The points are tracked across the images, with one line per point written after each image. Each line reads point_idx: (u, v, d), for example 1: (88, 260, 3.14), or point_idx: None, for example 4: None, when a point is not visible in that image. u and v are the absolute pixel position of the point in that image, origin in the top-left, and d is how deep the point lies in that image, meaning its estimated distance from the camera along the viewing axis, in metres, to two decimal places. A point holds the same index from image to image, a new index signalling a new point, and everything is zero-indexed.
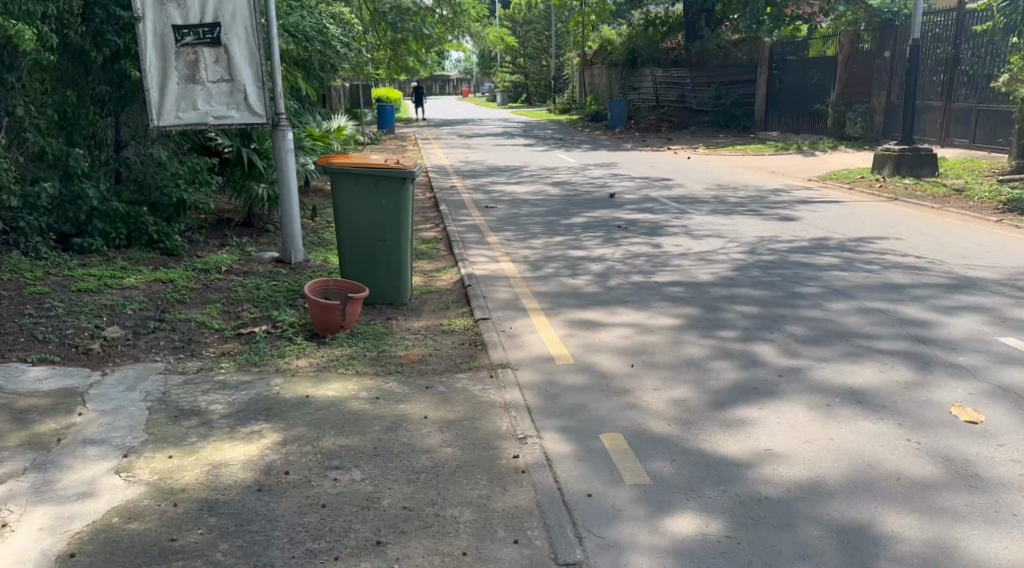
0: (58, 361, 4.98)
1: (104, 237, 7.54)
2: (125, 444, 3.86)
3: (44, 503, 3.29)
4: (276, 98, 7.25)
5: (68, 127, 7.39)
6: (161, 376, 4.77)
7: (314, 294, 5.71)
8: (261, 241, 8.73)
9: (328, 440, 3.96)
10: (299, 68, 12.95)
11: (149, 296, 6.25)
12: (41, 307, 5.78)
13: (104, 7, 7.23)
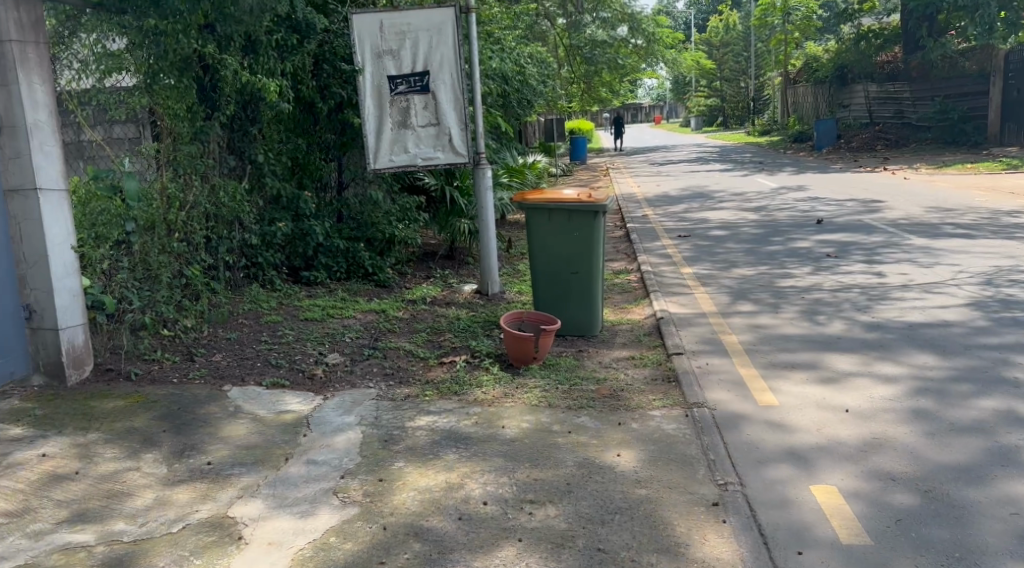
0: (288, 385, 5.49)
1: (328, 270, 8.26)
2: (341, 465, 4.19)
3: (272, 519, 3.63)
4: (478, 139, 7.63)
5: (299, 171, 8.22)
6: (373, 401, 5.12)
7: (509, 325, 5.89)
8: (462, 273, 9.15)
9: (524, 473, 4.05)
10: (499, 105, 13.51)
11: (365, 325, 6.75)
12: (275, 335, 6.44)
13: (331, 62, 8.01)
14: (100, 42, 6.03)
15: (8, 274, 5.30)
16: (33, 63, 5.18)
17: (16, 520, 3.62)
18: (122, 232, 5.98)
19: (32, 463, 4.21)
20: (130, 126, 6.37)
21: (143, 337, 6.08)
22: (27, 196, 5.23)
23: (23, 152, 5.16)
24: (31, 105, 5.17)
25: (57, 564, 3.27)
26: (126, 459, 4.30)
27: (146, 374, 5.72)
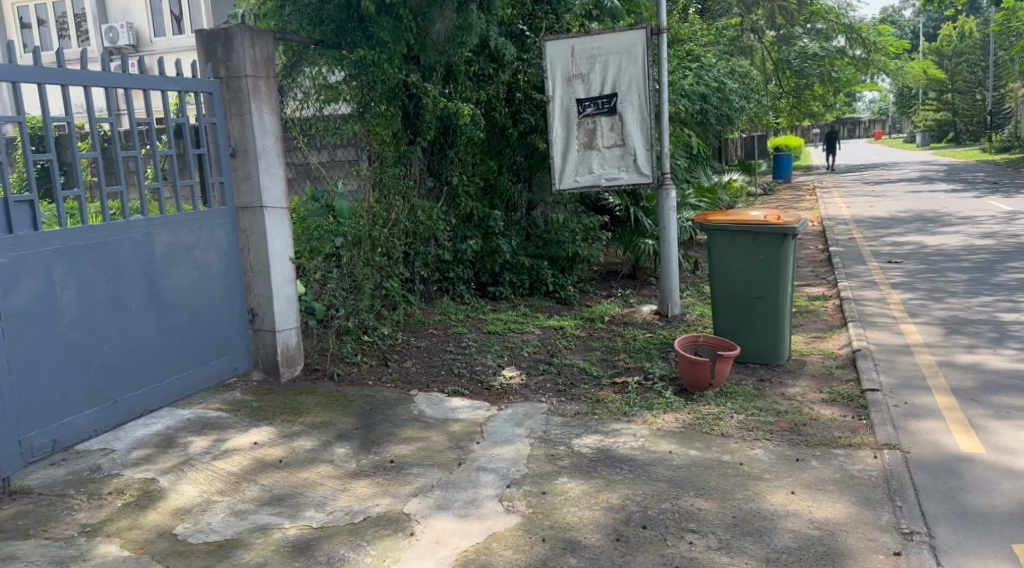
0: (466, 394, 5.78)
1: (512, 286, 8.59)
2: (509, 475, 4.36)
3: (441, 520, 3.85)
4: (663, 158, 7.58)
5: (491, 192, 8.58)
6: (544, 416, 5.27)
7: (685, 349, 5.82)
8: (643, 292, 9.14)
9: (688, 500, 4.01)
10: (696, 124, 13.34)
11: (543, 341, 6.94)
12: (459, 345, 6.80)
13: (525, 90, 8.33)
14: (321, 74, 6.79)
15: (237, 281, 6.02)
16: (264, 95, 5.88)
17: (226, 498, 4.12)
18: (333, 246, 6.65)
19: (243, 449, 4.75)
20: (350, 150, 7.08)
21: (346, 342, 6.63)
22: (255, 213, 5.92)
23: (253, 173, 5.86)
24: (260, 132, 5.87)
25: (257, 541, 3.68)
26: (320, 452, 4.74)
27: (347, 376, 6.23)
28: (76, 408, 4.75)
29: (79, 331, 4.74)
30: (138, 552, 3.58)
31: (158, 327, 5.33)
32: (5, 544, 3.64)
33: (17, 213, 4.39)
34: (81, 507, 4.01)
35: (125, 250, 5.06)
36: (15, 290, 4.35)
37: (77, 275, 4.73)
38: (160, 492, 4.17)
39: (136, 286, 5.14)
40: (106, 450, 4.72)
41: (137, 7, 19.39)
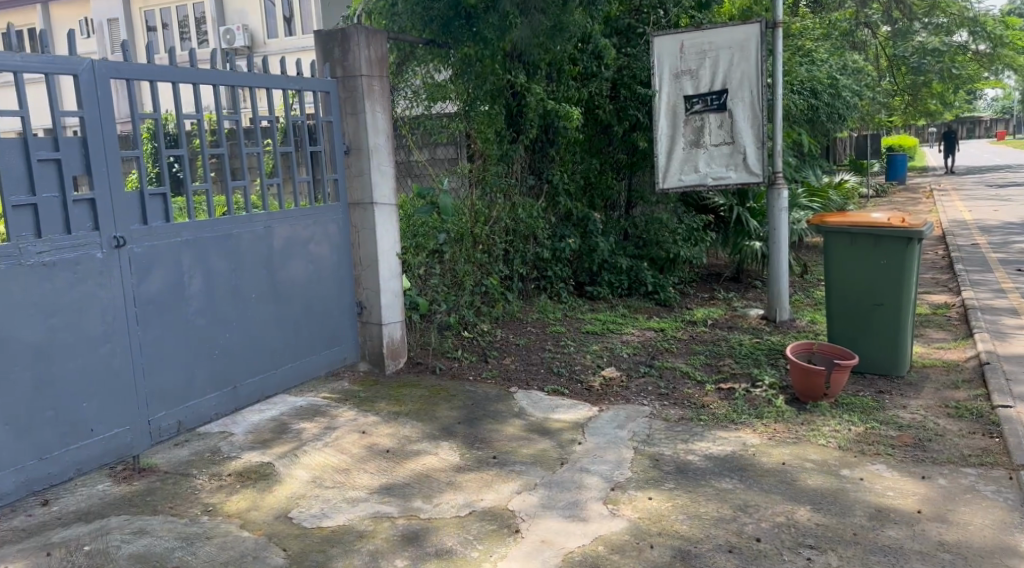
0: (566, 393, 5.76)
1: (610, 286, 8.48)
2: (614, 477, 4.31)
3: (548, 519, 3.85)
4: (775, 157, 7.34)
5: (591, 189, 8.54)
6: (647, 419, 5.19)
7: (798, 356, 5.63)
8: (748, 296, 8.87)
9: (803, 515, 3.86)
10: (806, 123, 12.87)
11: (643, 343, 6.84)
12: (558, 344, 6.77)
13: (630, 86, 8.17)
14: (429, 74, 6.87)
15: (348, 275, 6.20)
16: (378, 94, 6.01)
17: (337, 485, 4.23)
18: (437, 242, 6.73)
19: (352, 437, 4.88)
20: (451, 148, 7.12)
21: (448, 337, 6.73)
22: (365, 209, 6.07)
23: (365, 170, 6.01)
24: (373, 130, 6.00)
25: (368, 528, 3.77)
26: (425, 444, 4.81)
27: (448, 370, 6.31)
28: (200, 392, 4.99)
29: (205, 319, 4.98)
30: (256, 533, 3.72)
31: (275, 317, 5.54)
32: (137, 518, 3.85)
33: (152, 205, 4.64)
34: (203, 486, 4.20)
35: (247, 243, 5.28)
36: (149, 278, 4.61)
37: (204, 266, 4.96)
38: (275, 476, 4.32)
39: (255, 277, 5.36)
40: (225, 433, 4.94)
41: (251, 8, 20.21)
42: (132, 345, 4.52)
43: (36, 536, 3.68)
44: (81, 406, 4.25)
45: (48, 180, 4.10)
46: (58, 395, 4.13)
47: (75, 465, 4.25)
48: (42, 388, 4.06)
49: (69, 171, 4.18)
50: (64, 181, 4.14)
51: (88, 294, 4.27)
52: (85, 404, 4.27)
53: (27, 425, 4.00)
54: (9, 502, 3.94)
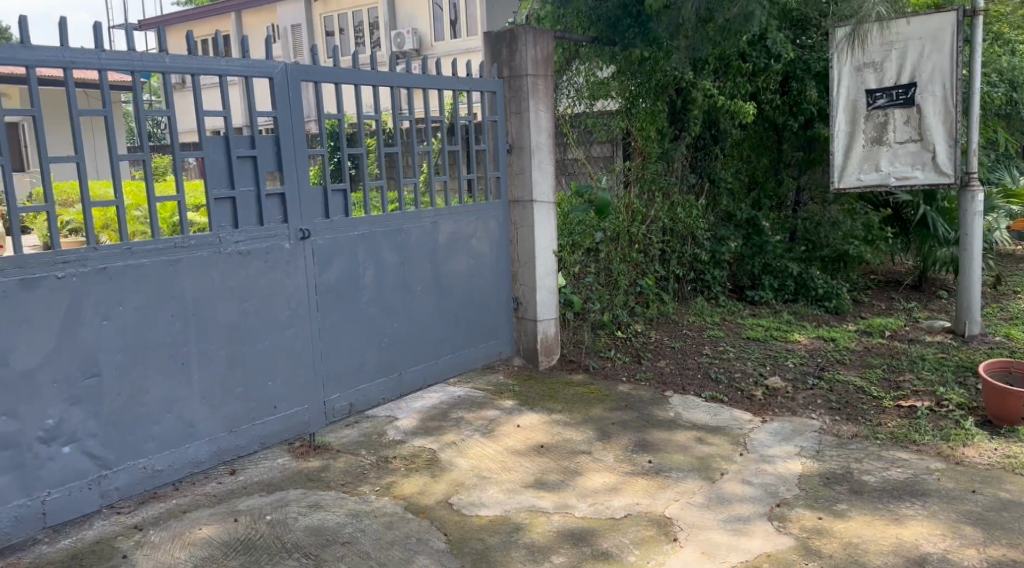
0: (726, 401, 5.57)
1: (774, 290, 8.11)
2: (779, 493, 4.12)
3: (708, 530, 3.74)
4: (970, 156, 6.73)
5: (756, 188, 8.24)
6: (816, 434, 4.93)
7: (993, 375, 5.16)
8: (931, 306, 8.19)
9: (996, 549, 3.53)
10: (1003, 118, 11.77)
11: (809, 352, 6.51)
12: (716, 349, 6.58)
13: (802, 79, 7.72)
14: (592, 71, 6.78)
15: (507, 270, 6.31)
16: (541, 94, 6.06)
17: (495, 476, 4.32)
18: (594, 241, 6.70)
19: (509, 430, 4.96)
20: (606, 146, 7.06)
21: (601, 336, 6.70)
22: (525, 206, 6.14)
23: (526, 168, 6.07)
24: (536, 129, 6.06)
25: (525, 522, 3.81)
26: (581, 442, 4.81)
27: (601, 369, 6.24)
28: (370, 376, 5.24)
29: (376, 308, 5.23)
30: (419, 516, 3.86)
31: (438, 309, 5.73)
32: (312, 492, 4.10)
33: (333, 200, 4.93)
34: (371, 467, 4.41)
35: (415, 237, 5.49)
36: (329, 267, 4.90)
37: (376, 258, 5.20)
38: (437, 463, 4.47)
39: (421, 271, 5.56)
40: (391, 418, 5.16)
41: (421, 13, 20.96)
42: (312, 330, 4.81)
43: (226, 502, 4.00)
44: (268, 384, 4.59)
45: (245, 175, 4.43)
46: (247, 373, 4.47)
47: (259, 439, 4.58)
48: (234, 366, 4.41)
49: (263, 167, 4.49)
50: (259, 176, 4.47)
51: (275, 281, 4.59)
52: (270, 383, 4.60)
53: (220, 399, 4.35)
54: (204, 469, 4.30)
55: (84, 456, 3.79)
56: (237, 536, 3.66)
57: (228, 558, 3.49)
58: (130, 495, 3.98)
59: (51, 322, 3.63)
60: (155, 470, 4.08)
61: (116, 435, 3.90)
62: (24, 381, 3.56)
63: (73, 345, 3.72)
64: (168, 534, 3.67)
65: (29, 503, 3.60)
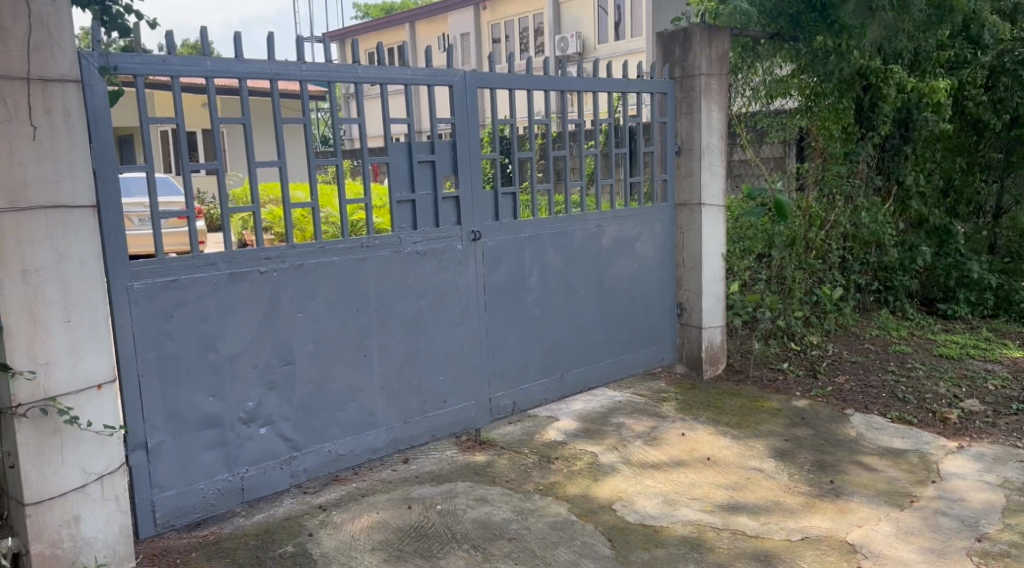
0: (915, 423, 5.16)
1: (970, 305, 7.46)
2: (977, 527, 3.77)
3: (896, 561, 3.49)
4: None
5: (952, 195, 7.58)
6: (1021, 464, 4.47)
7: None
8: None
9: None
10: None
11: (1014, 373, 5.91)
12: (903, 366, 6.13)
13: (1013, 73, 7.07)
14: (771, 69, 6.39)
15: (671, 276, 6.19)
16: (716, 93, 5.86)
17: (659, 485, 4.25)
18: (766, 245, 6.50)
19: (673, 439, 4.87)
20: (777, 146, 6.68)
21: (773, 346, 6.37)
22: (693, 210, 6.00)
23: (696, 170, 5.91)
24: (707, 130, 5.86)
25: (694, 535, 3.72)
26: (750, 456, 4.63)
27: (771, 382, 5.96)
28: (533, 376, 5.31)
29: (540, 309, 5.29)
30: (584, 519, 3.86)
31: (602, 313, 5.72)
32: (478, 486, 4.20)
33: (504, 202, 5.02)
34: (533, 466, 4.46)
35: (580, 240, 5.50)
36: (497, 269, 5.01)
37: (541, 260, 5.26)
38: (601, 466, 4.45)
39: (585, 273, 5.56)
40: (553, 418, 5.19)
41: (586, 18, 21.03)
42: (481, 328, 4.94)
43: (399, 489, 4.18)
44: (439, 379, 4.76)
45: (425, 178, 4.61)
46: (421, 367, 4.66)
47: (430, 431, 4.75)
48: (409, 360, 4.60)
49: (441, 171, 4.67)
50: (436, 180, 4.64)
51: (449, 280, 4.75)
52: (441, 378, 4.77)
53: (396, 391, 4.56)
54: (380, 456, 4.53)
55: (277, 438, 4.09)
56: (410, 523, 3.81)
57: (403, 544, 3.64)
58: (315, 476, 4.26)
59: (253, 313, 3.94)
60: (337, 455, 4.33)
61: (305, 420, 4.18)
62: (230, 366, 3.88)
63: (271, 335, 4.02)
64: (348, 516, 3.89)
65: (230, 478, 3.93)
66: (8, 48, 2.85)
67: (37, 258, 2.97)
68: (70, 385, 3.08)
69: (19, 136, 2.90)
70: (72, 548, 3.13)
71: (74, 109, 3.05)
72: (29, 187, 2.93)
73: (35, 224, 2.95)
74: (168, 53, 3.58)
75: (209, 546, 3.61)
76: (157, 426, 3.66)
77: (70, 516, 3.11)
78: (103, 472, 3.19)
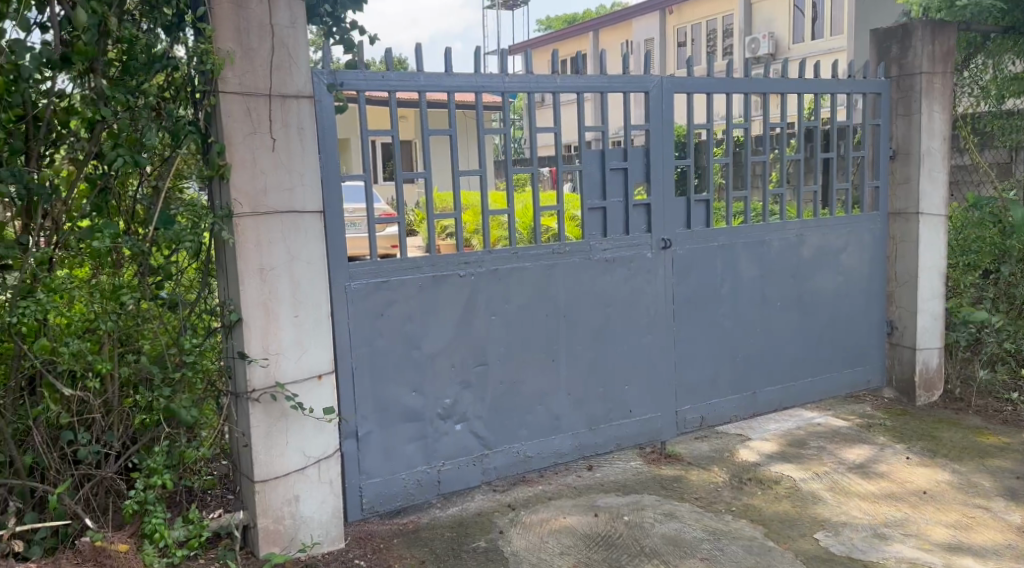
0: None
1: None
2: None
3: None
4: None
5: None
6: None
7: None
8: None
9: None
10: None
11: None
12: None
13: None
14: (1001, 65, 5.77)
15: (880, 291, 5.77)
16: (938, 92, 5.41)
17: (867, 517, 3.96)
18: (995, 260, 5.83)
19: (881, 468, 4.53)
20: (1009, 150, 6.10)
21: (999, 374, 5.66)
22: (909, 219, 5.55)
23: (913, 177, 5.48)
24: (928, 132, 5.44)
25: None
26: (974, 493, 4.21)
27: (998, 414, 5.45)
28: (724, 391, 5.13)
29: (733, 321, 5.12)
30: (782, 545, 3.69)
31: (799, 328, 5.43)
32: (667, 501, 4.12)
33: (696, 210, 4.90)
34: (724, 485, 4.31)
35: (778, 250, 5.26)
36: (689, 278, 4.90)
37: (735, 271, 5.09)
38: (800, 492, 4.23)
39: (783, 285, 5.31)
40: (744, 437, 5.00)
41: (780, 18, 20.16)
42: (670, 338, 4.86)
43: (585, 496, 4.19)
44: (626, 389, 4.72)
45: (617, 186, 4.60)
46: (607, 375, 4.64)
47: (615, 440, 4.72)
48: (597, 367, 4.61)
49: (633, 179, 4.63)
50: (629, 188, 4.62)
51: (640, 288, 4.71)
52: (628, 387, 4.73)
53: (583, 397, 4.58)
54: (566, 461, 4.56)
55: (471, 435, 4.23)
56: (598, 532, 3.80)
57: (591, 551, 3.64)
58: (504, 475, 4.36)
59: (452, 314, 4.10)
60: (525, 456, 4.41)
61: (497, 419, 4.30)
62: (430, 363, 4.06)
63: (468, 336, 4.16)
64: (537, 518, 3.94)
65: (428, 470, 4.10)
66: (253, 68, 3.15)
67: (272, 258, 3.26)
68: (295, 374, 3.36)
69: (261, 147, 3.21)
70: (292, 524, 3.40)
71: (307, 122, 3.33)
72: (267, 194, 3.23)
73: (272, 227, 3.25)
74: (386, 69, 3.81)
75: (409, 533, 3.80)
76: (367, 417, 3.90)
77: (291, 495, 3.39)
78: (320, 456, 3.46)
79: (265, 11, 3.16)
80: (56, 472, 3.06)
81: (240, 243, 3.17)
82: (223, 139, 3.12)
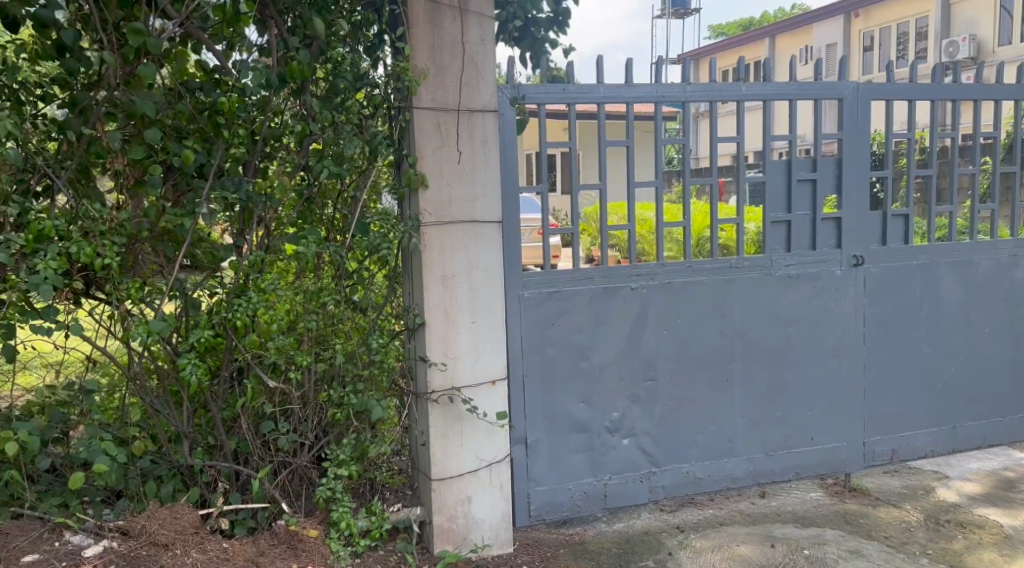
0: None
1: None
2: None
3: None
4: None
5: None
6: None
7: None
8: None
9: None
10: None
11: None
12: None
13: None
14: None
15: None
16: None
17: None
18: None
19: None
20: None
21: None
22: None
23: None
24: None
25: None
26: None
27: None
28: (918, 423, 4.74)
29: (931, 348, 4.73)
30: None
31: (1009, 358, 4.93)
32: (851, 538, 3.87)
33: (893, 226, 4.58)
34: (917, 526, 3.98)
35: (986, 270, 4.81)
36: (882, 299, 4.58)
37: (935, 293, 4.70)
38: (1009, 541, 3.83)
39: (990, 310, 4.84)
40: (941, 474, 4.60)
41: (984, 18, 18.55)
42: (858, 363, 4.55)
43: (760, 525, 4.01)
44: (806, 414, 4.47)
45: (804, 199, 4.39)
46: (786, 398, 4.42)
47: (794, 468, 4.47)
48: (774, 389, 4.40)
49: (822, 191, 4.40)
50: (816, 201, 4.39)
51: (825, 307, 4.45)
52: (809, 412, 4.48)
53: (759, 420, 4.39)
54: (739, 486, 4.39)
55: (639, 451, 4.16)
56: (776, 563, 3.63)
57: None
58: (673, 495, 4.26)
59: (624, 327, 4.07)
60: (695, 477, 4.28)
61: (666, 436, 4.21)
62: (600, 375, 4.04)
63: (638, 351, 4.11)
64: (708, 543, 3.82)
65: (595, 483, 4.08)
66: (444, 84, 3.29)
67: (454, 266, 3.38)
68: (471, 378, 3.46)
69: (448, 159, 3.34)
70: (464, 525, 3.50)
71: (492, 135, 3.42)
72: (452, 204, 3.36)
73: (455, 236, 3.37)
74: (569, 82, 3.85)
75: (575, 545, 3.79)
76: (535, 424, 3.95)
77: (464, 496, 3.49)
78: (492, 459, 3.54)
79: (458, 29, 3.29)
80: (259, 457, 3.31)
81: (425, 251, 3.32)
82: (416, 152, 3.28)
